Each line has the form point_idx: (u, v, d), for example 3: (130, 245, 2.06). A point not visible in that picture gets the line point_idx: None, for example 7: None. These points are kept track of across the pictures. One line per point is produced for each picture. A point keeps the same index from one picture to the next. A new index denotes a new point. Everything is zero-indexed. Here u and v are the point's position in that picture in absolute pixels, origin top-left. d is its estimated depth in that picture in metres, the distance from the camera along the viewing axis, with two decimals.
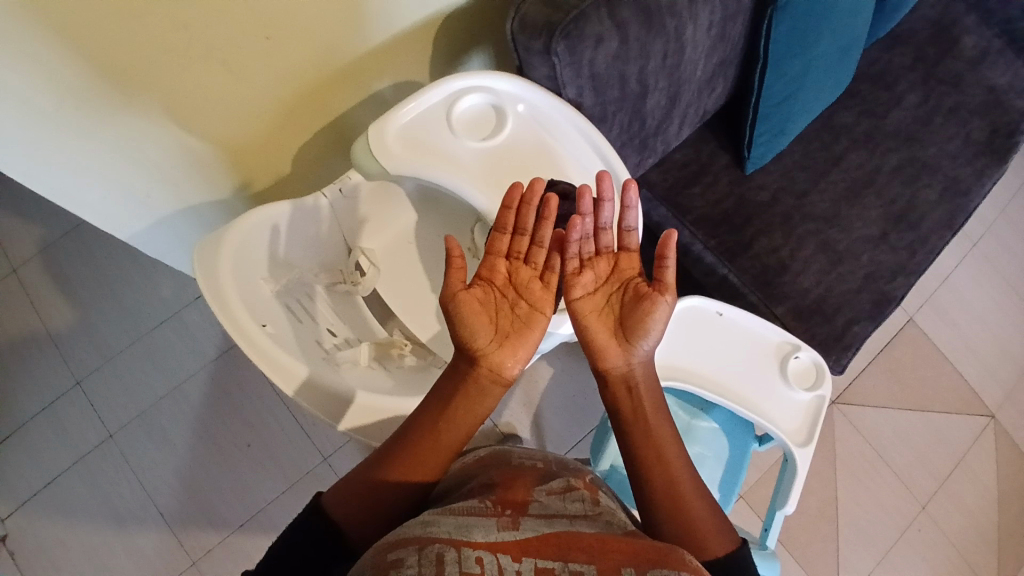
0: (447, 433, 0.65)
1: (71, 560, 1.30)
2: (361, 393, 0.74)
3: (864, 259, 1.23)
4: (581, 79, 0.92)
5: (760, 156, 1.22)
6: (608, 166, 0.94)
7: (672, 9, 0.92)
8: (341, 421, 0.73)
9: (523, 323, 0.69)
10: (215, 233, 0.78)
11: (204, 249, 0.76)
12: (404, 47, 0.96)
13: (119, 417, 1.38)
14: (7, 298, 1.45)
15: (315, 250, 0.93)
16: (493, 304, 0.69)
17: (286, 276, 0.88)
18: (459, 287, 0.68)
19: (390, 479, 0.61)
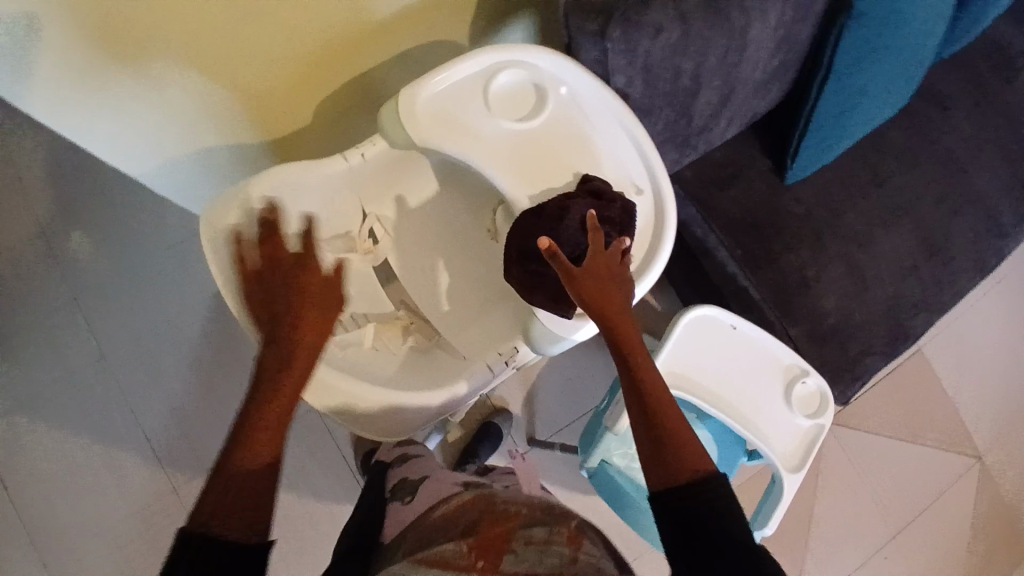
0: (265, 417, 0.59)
1: (55, 475, 1.32)
2: (342, 377, 0.74)
3: (890, 286, 1.19)
4: (633, 68, 0.85)
5: (803, 168, 1.16)
6: (648, 165, 0.89)
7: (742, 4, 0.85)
8: (318, 400, 0.74)
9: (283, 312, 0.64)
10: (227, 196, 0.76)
11: (212, 214, 0.76)
12: (446, 4, 0.89)
13: (113, 342, 1.37)
14: None
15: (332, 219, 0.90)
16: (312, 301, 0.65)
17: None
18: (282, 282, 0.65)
19: (247, 468, 0.56)
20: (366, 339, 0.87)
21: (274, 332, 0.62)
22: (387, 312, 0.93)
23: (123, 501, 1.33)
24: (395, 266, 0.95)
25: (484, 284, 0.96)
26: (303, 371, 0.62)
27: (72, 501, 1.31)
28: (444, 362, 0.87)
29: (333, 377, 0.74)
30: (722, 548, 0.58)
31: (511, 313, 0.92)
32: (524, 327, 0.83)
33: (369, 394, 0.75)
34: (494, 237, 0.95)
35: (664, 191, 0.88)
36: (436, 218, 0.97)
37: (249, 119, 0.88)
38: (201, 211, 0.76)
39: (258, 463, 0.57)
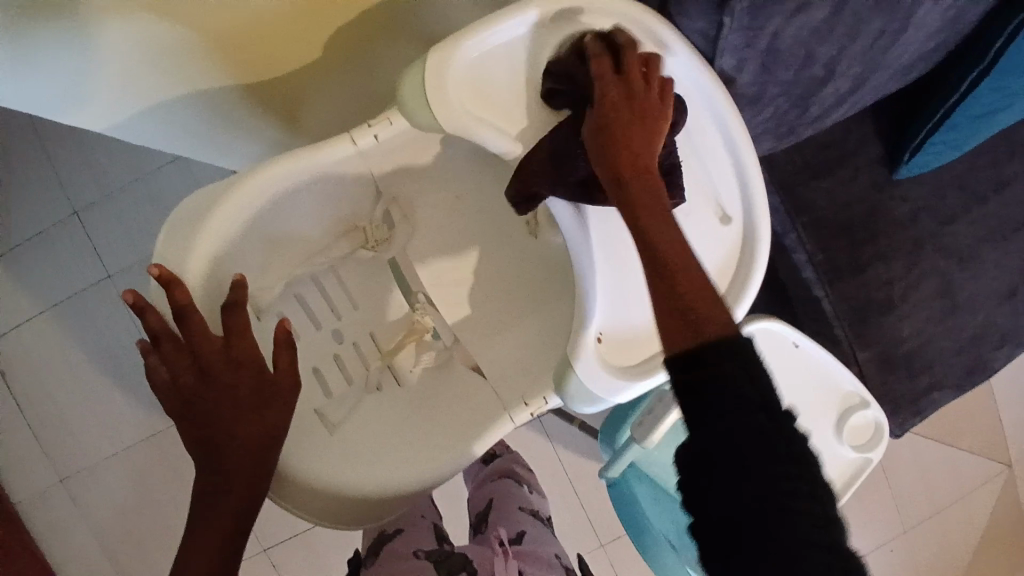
0: (215, 522, 0.51)
1: (62, 387, 1.29)
2: (328, 475, 0.63)
3: (979, 317, 1.03)
4: (750, 49, 0.65)
5: (920, 165, 0.97)
6: (741, 183, 0.68)
7: None
8: (300, 509, 0.61)
9: (222, 386, 0.51)
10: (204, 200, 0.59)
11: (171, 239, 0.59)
12: None
13: (119, 258, 1.27)
14: None
15: (332, 220, 0.71)
16: (246, 381, 0.52)
17: (296, 263, 0.70)
18: (214, 350, 0.51)
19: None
20: (371, 370, 0.74)
21: (220, 423, 0.51)
22: (399, 319, 0.77)
23: (134, 423, 1.30)
24: (413, 261, 0.77)
25: (524, 282, 0.78)
26: (245, 481, 0.51)
27: (79, 413, 1.29)
28: (463, 389, 0.74)
29: (312, 462, 0.62)
30: (773, 436, 0.48)
31: (541, 332, 0.75)
32: (554, 376, 0.68)
33: (358, 478, 0.64)
34: (535, 232, 0.77)
35: (759, 222, 0.68)
36: (466, 203, 0.78)
37: (256, 57, 0.74)
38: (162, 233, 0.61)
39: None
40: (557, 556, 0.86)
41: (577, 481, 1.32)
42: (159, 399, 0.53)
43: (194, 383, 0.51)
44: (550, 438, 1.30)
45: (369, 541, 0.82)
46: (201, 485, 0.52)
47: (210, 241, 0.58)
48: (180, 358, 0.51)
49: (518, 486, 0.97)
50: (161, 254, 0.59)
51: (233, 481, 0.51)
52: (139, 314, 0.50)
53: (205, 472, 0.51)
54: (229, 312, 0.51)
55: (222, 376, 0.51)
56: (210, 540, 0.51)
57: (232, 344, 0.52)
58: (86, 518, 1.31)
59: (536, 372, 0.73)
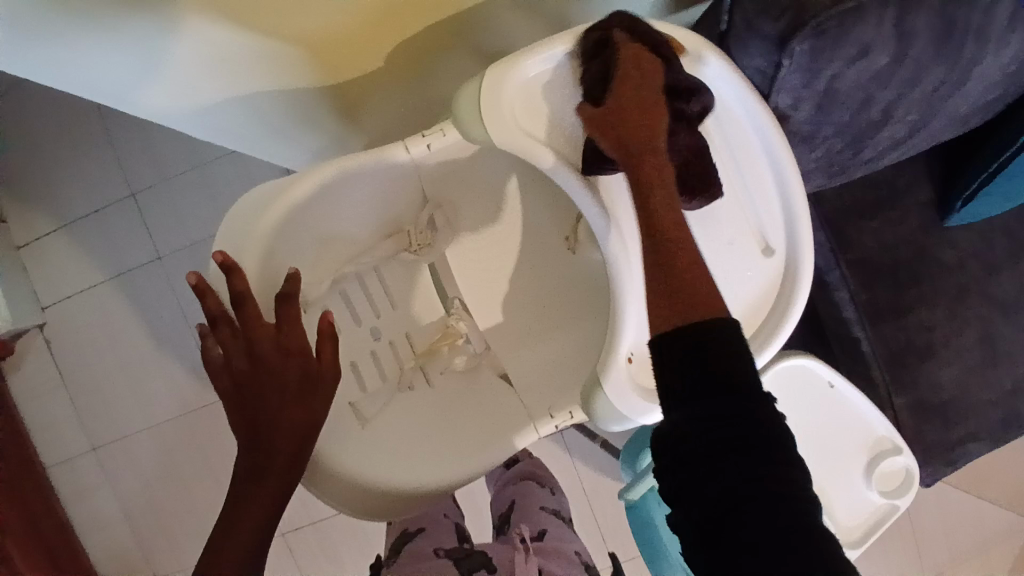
0: (254, 505, 0.53)
1: (105, 359, 1.35)
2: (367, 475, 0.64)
3: (1023, 370, 1.01)
4: (807, 90, 0.65)
5: (974, 214, 0.96)
6: (789, 219, 0.68)
7: (985, 31, 0.66)
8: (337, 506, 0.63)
9: (267, 371, 0.55)
10: (268, 194, 0.63)
11: (236, 234, 0.63)
12: None
13: (169, 241, 1.33)
14: None
15: (381, 222, 0.74)
16: (290, 369, 0.55)
17: (342, 262, 0.73)
18: (264, 336, 0.55)
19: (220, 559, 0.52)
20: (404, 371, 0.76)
21: (265, 404, 0.54)
22: (434, 324, 0.79)
23: (168, 401, 1.35)
24: (454, 266, 0.80)
25: (561, 296, 0.79)
26: (283, 462, 0.54)
27: (119, 386, 1.36)
28: (488, 396, 0.76)
29: (347, 456, 0.64)
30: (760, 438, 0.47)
31: (574, 345, 0.77)
32: (583, 396, 0.70)
33: (384, 474, 0.66)
34: (573, 248, 0.78)
35: (802, 257, 0.68)
36: (509, 214, 0.80)
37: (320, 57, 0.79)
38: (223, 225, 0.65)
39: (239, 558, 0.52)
40: (578, 554, 0.86)
41: (591, 498, 1.32)
42: (211, 380, 0.56)
43: (243, 364, 0.55)
44: (569, 454, 1.31)
45: (392, 543, 0.84)
46: (242, 465, 0.54)
47: (265, 234, 0.61)
48: (236, 340, 0.55)
49: (539, 488, 0.98)
50: (225, 243, 0.63)
51: (273, 464, 0.53)
52: (201, 295, 0.55)
53: (248, 452, 0.54)
54: (281, 300, 0.56)
55: (273, 360, 0.55)
56: (252, 519, 0.53)
57: (283, 334, 0.56)
58: (115, 486, 1.37)
59: (563, 388, 0.75)
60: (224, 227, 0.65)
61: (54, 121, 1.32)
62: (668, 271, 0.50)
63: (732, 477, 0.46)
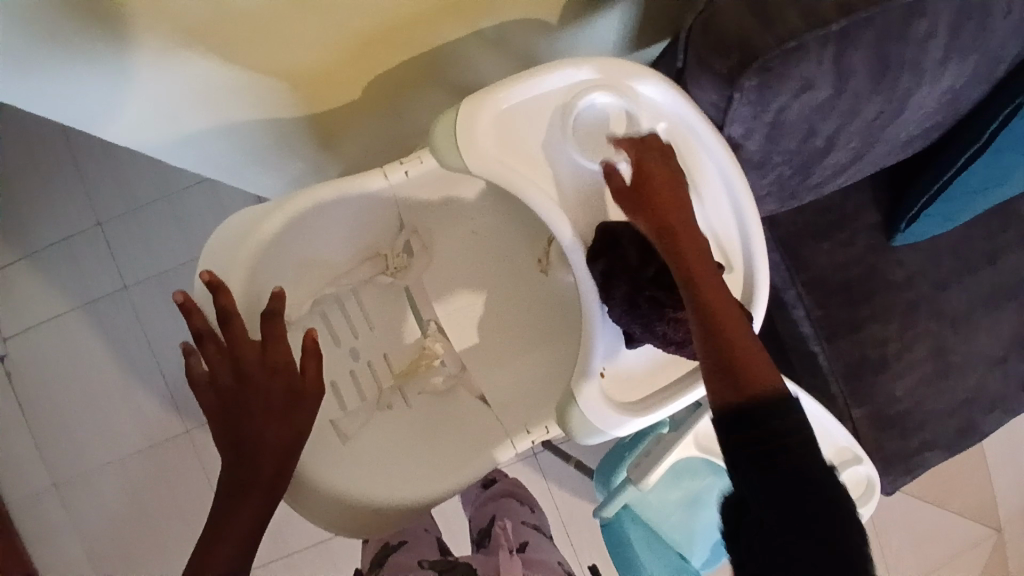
0: (239, 518, 0.56)
1: (69, 392, 1.32)
2: (360, 493, 0.67)
3: (970, 381, 1.07)
4: (757, 121, 0.70)
5: (916, 233, 1.04)
6: (745, 240, 0.72)
7: (915, 67, 0.72)
8: (333, 525, 0.66)
9: (251, 388, 0.57)
10: (251, 219, 0.66)
11: (218, 260, 0.65)
12: None
13: (140, 270, 1.32)
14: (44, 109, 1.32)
15: (360, 245, 0.77)
16: (274, 386, 0.57)
17: (323, 284, 0.75)
18: (249, 355, 0.57)
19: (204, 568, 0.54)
20: (383, 390, 0.77)
21: (252, 419, 0.56)
22: (411, 344, 0.81)
23: (136, 433, 1.32)
24: (430, 288, 0.82)
25: (535, 318, 0.82)
26: (271, 469, 0.56)
27: (83, 419, 1.32)
28: (465, 416, 0.77)
29: (326, 470, 0.66)
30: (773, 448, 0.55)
31: (550, 363, 0.79)
32: (558, 412, 0.72)
33: (380, 492, 0.68)
34: (545, 270, 0.81)
35: (758, 274, 0.72)
36: (483, 236, 0.83)
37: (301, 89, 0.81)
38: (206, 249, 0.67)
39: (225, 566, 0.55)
40: (560, 563, 0.88)
41: (568, 518, 1.33)
42: (194, 395, 0.58)
43: (230, 377, 0.57)
44: (545, 476, 1.33)
45: (373, 557, 0.84)
46: (229, 476, 0.56)
47: (250, 257, 0.64)
48: (221, 357, 0.57)
49: (519, 504, 0.99)
50: (207, 268, 0.65)
51: (260, 472, 0.56)
52: (187, 314, 0.56)
53: (233, 466, 0.56)
54: (267, 318, 0.58)
55: (260, 377, 0.57)
56: (241, 527, 0.55)
57: (267, 351, 0.58)
58: (78, 523, 1.32)
59: (540, 403, 0.77)
60: (205, 251, 0.67)
61: (22, 152, 1.31)
62: (733, 371, 0.57)
63: (778, 513, 0.54)
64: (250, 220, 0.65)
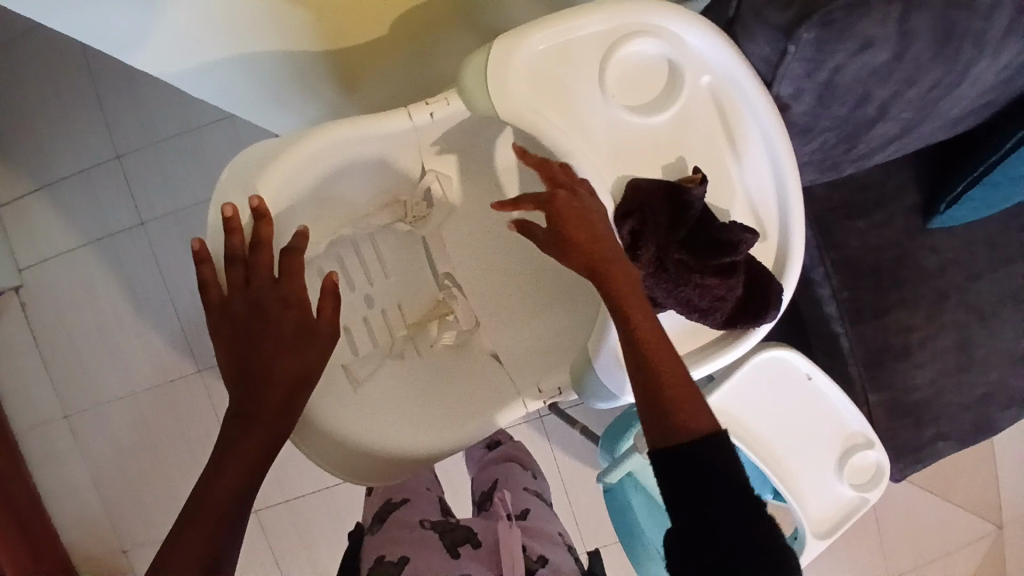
0: (245, 443, 0.54)
1: (81, 323, 1.33)
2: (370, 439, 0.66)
3: (993, 375, 1.04)
4: (809, 81, 0.66)
5: (954, 218, 0.99)
6: (782, 208, 0.69)
7: (984, 35, 0.67)
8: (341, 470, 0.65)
9: (266, 317, 0.56)
10: (270, 151, 0.63)
11: (233, 192, 0.62)
12: None
13: (153, 207, 1.30)
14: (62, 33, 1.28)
15: (379, 191, 0.74)
16: (291, 318, 0.57)
17: (341, 224, 0.73)
18: (266, 285, 0.57)
19: (204, 490, 0.52)
20: (395, 339, 0.76)
21: (268, 346, 0.55)
22: (427, 297, 0.79)
23: (146, 369, 1.33)
24: (446, 240, 0.80)
25: (553, 279, 0.79)
26: (279, 403, 0.55)
27: (94, 351, 1.33)
28: (476, 371, 0.76)
29: (337, 416, 0.65)
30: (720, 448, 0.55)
31: (565, 328, 0.76)
32: (573, 372, 0.70)
33: (389, 440, 0.67)
34: None
35: (792, 245, 0.69)
36: None
37: None
38: (219, 182, 0.64)
39: (228, 493, 0.52)
40: (561, 535, 0.87)
41: (568, 483, 1.33)
42: (207, 320, 0.57)
43: (244, 307, 0.56)
44: (548, 440, 1.32)
45: (375, 511, 0.84)
46: (237, 403, 0.55)
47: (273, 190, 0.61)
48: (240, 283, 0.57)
49: (521, 470, 0.98)
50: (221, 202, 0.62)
51: (267, 405, 0.55)
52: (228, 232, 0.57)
53: (244, 390, 0.55)
54: (289, 253, 0.58)
55: (276, 307, 0.56)
56: (245, 455, 0.54)
57: (286, 285, 0.58)
58: (86, 452, 1.35)
59: (555, 364, 0.75)
60: (220, 182, 0.64)
61: (39, 77, 1.28)
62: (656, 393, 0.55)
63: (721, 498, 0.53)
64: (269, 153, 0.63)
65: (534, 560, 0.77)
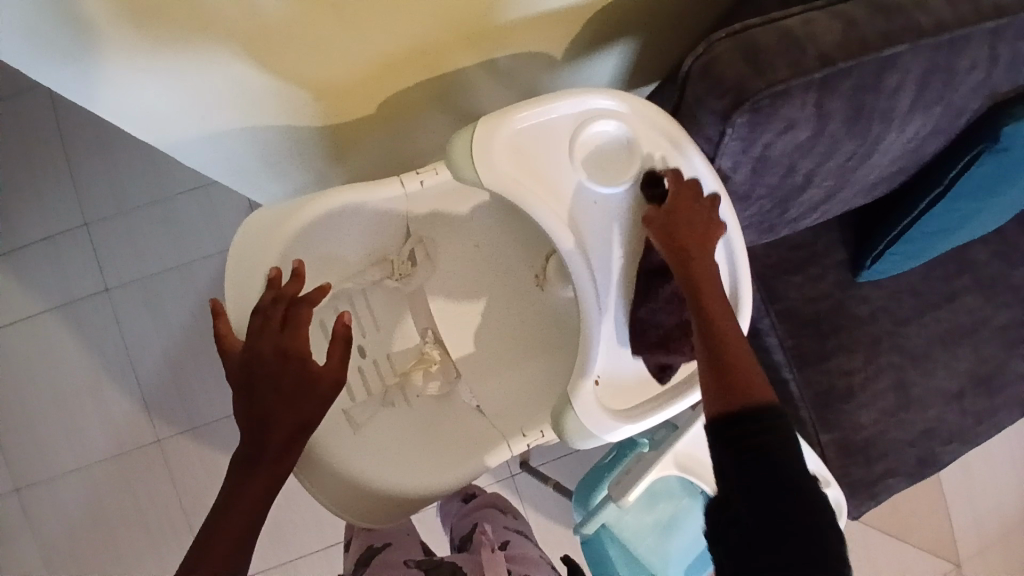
0: (250, 490, 0.57)
1: (39, 395, 1.30)
2: (376, 485, 0.69)
3: (929, 412, 1.14)
4: (744, 155, 0.77)
5: (881, 271, 1.11)
6: (731, 263, 0.78)
7: (885, 115, 0.80)
8: (343, 509, 0.69)
9: (275, 370, 0.59)
10: (275, 213, 0.70)
11: (240, 254, 0.69)
12: (539, 28, 0.84)
13: (123, 274, 1.31)
14: (36, 111, 1.32)
15: (369, 252, 0.80)
16: (292, 368, 0.59)
17: (338, 281, 0.79)
18: (274, 334, 0.60)
19: (212, 544, 0.55)
20: (387, 386, 0.80)
21: (269, 400, 0.58)
22: (411, 346, 0.84)
23: (105, 440, 1.30)
24: (430, 296, 0.86)
25: (526, 330, 0.86)
26: (287, 435, 0.58)
27: (51, 422, 1.29)
28: (461, 420, 0.80)
29: (337, 454, 0.69)
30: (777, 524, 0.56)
31: (541, 374, 0.83)
32: (554, 416, 0.75)
33: (387, 480, 0.70)
34: (542, 285, 0.86)
35: (742, 294, 0.78)
36: (483, 252, 0.87)
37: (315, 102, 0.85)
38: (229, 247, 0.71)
39: (235, 533, 0.56)
40: (543, 558, 0.90)
41: (542, 538, 1.34)
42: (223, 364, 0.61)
43: (253, 357, 0.59)
44: (522, 496, 1.34)
45: (357, 557, 0.85)
46: (240, 455, 0.58)
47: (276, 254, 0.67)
48: (259, 335, 0.60)
49: (500, 513, 1.00)
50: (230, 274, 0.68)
51: (265, 454, 0.58)
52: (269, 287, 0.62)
53: (246, 444, 0.58)
54: (300, 305, 0.61)
55: (276, 364, 0.59)
56: (250, 500, 0.57)
57: (290, 333, 0.60)
58: (35, 533, 1.28)
59: (533, 410, 0.80)
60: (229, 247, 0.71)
61: (14, 153, 1.31)
62: (721, 362, 0.65)
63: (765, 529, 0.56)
64: (272, 216, 0.70)
65: None
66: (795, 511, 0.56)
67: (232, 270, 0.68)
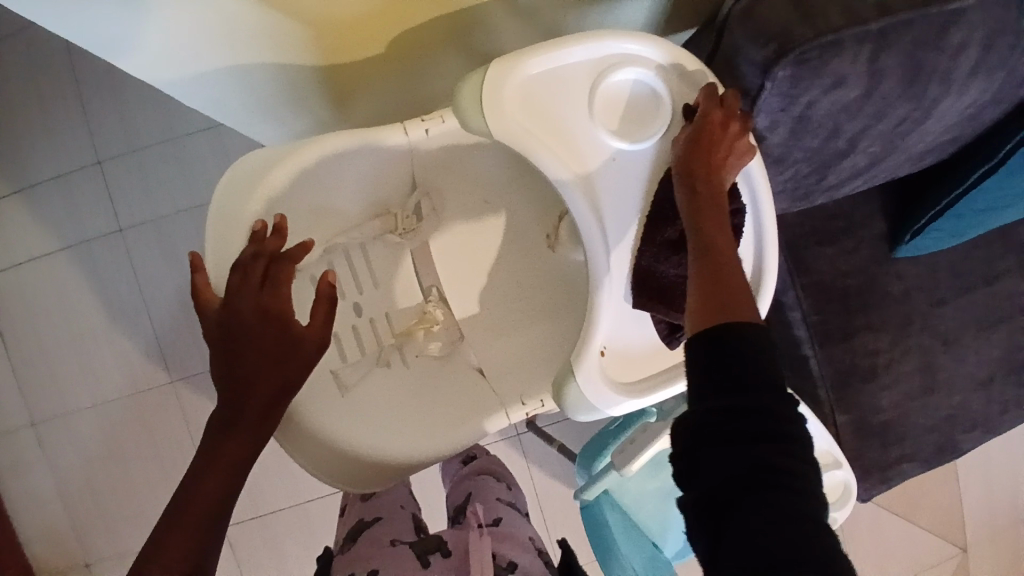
0: (232, 445, 0.56)
1: (53, 332, 1.30)
2: (362, 452, 0.67)
3: (955, 399, 1.08)
4: (784, 113, 0.70)
5: (919, 247, 1.04)
6: (758, 231, 0.72)
7: (946, 77, 0.72)
8: (333, 476, 0.66)
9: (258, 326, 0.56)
10: (264, 162, 0.65)
11: (226, 204, 0.64)
12: None
13: (134, 214, 1.29)
14: (44, 40, 1.27)
15: (368, 203, 0.76)
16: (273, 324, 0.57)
17: (332, 234, 0.75)
18: (253, 292, 0.57)
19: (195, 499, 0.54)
20: (383, 347, 0.77)
21: (252, 355, 0.56)
22: (412, 305, 0.81)
23: (117, 379, 1.31)
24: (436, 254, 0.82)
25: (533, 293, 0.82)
26: (267, 399, 0.56)
27: (65, 359, 1.31)
28: (461, 382, 0.77)
29: (323, 420, 0.66)
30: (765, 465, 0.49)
31: (546, 341, 0.79)
32: (555, 384, 0.72)
33: (377, 446, 0.68)
34: (553, 245, 0.80)
35: (767, 266, 0.72)
36: (491, 207, 0.82)
37: None
38: (214, 197, 0.67)
39: (219, 490, 0.55)
40: (532, 539, 0.87)
41: (543, 498, 1.34)
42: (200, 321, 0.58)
43: (233, 313, 0.56)
44: (526, 456, 1.33)
45: (347, 530, 0.85)
46: (222, 412, 0.56)
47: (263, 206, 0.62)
48: (240, 292, 0.57)
49: (494, 482, 0.98)
50: (217, 223, 0.64)
51: (246, 413, 0.56)
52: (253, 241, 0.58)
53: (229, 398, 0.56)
54: (281, 261, 0.58)
55: (258, 321, 0.56)
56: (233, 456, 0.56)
57: (272, 294, 0.57)
58: (52, 464, 1.31)
59: (536, 377, 0.77)
60: (214, 198, 0.66)
61: (22, 84, 1.27)
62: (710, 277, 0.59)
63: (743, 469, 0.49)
64: (262, 163, 0.65)
65: (502, 566, 0.78)
66: (772, 455, 0.49)
67: (217, 222, 0.64)
